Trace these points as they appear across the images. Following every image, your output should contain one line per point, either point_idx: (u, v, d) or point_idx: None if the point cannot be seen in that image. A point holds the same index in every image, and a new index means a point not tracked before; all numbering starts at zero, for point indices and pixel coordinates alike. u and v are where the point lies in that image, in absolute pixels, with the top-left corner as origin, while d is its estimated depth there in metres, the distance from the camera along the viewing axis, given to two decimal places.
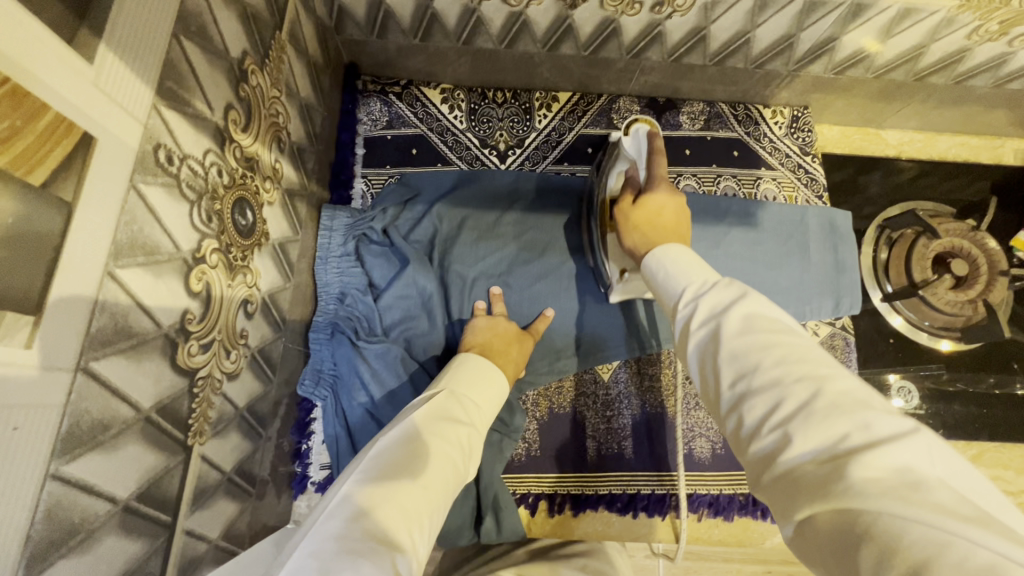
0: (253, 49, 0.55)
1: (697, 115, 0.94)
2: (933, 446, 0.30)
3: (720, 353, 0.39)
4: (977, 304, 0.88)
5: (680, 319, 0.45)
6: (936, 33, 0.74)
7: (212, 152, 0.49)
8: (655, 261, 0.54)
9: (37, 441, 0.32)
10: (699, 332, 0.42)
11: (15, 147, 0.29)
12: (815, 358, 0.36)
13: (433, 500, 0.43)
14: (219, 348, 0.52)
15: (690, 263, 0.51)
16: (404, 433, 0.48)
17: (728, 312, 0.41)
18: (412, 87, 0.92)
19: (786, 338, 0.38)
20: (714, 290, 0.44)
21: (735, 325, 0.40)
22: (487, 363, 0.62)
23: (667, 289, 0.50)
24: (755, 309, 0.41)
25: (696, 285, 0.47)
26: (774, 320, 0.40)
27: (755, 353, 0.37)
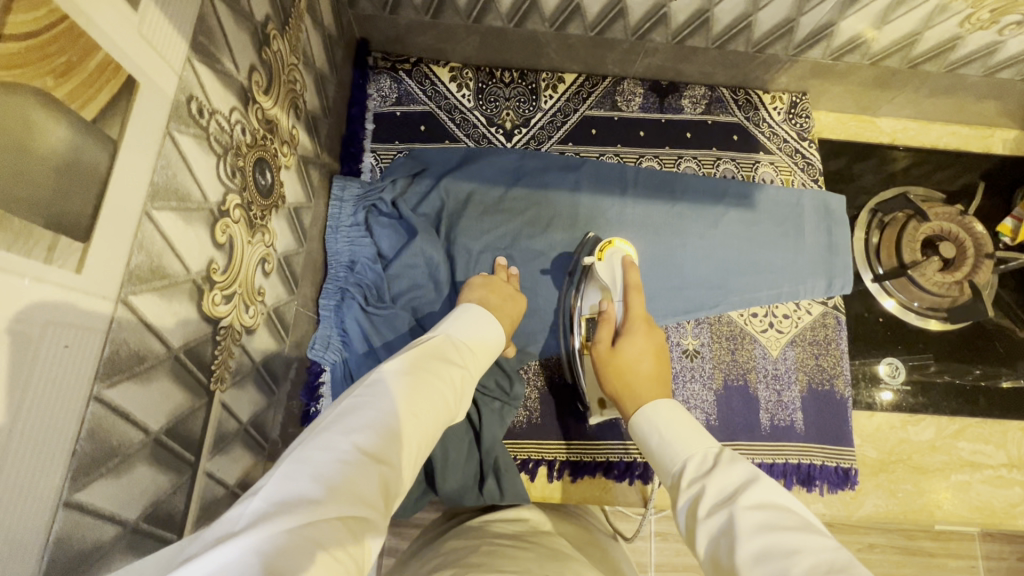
0: (275, 14, 0.57)
1: (698, 99, 0.97)
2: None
3: (738, 555, 0.38)
4: (963, 285, 0.90)
5: (686, 502, 0.45)
6: (931, 20, 0.77)
7: (237, 110, 0.51)
8: (649, 422, 0.55)
9: (82, 362, 0.34)
10: (711, 521, 0.42)
11: (72, 82, 0.31)
12: (836, 556, 0.35)
13: (424, 430, 0.45)
14: (239, 301, 0.54)
15: (679, 422, 0.53)
16: (402, 364, 0.48)
17: (742, 506, 0.41)
18: (421, 65, 0.94)
19: (805, 536, 0.37)
20: (717, 471, 0.45)
21: (749, 521, 0.39)
22: (489, 318, 0.64)
23: (664, 458, 0.51)
24: (764, 498, 0.41)
25: (697, 458, 0.48)
26: (790, 515, 0.40)
27: (776, 559, 0.36)
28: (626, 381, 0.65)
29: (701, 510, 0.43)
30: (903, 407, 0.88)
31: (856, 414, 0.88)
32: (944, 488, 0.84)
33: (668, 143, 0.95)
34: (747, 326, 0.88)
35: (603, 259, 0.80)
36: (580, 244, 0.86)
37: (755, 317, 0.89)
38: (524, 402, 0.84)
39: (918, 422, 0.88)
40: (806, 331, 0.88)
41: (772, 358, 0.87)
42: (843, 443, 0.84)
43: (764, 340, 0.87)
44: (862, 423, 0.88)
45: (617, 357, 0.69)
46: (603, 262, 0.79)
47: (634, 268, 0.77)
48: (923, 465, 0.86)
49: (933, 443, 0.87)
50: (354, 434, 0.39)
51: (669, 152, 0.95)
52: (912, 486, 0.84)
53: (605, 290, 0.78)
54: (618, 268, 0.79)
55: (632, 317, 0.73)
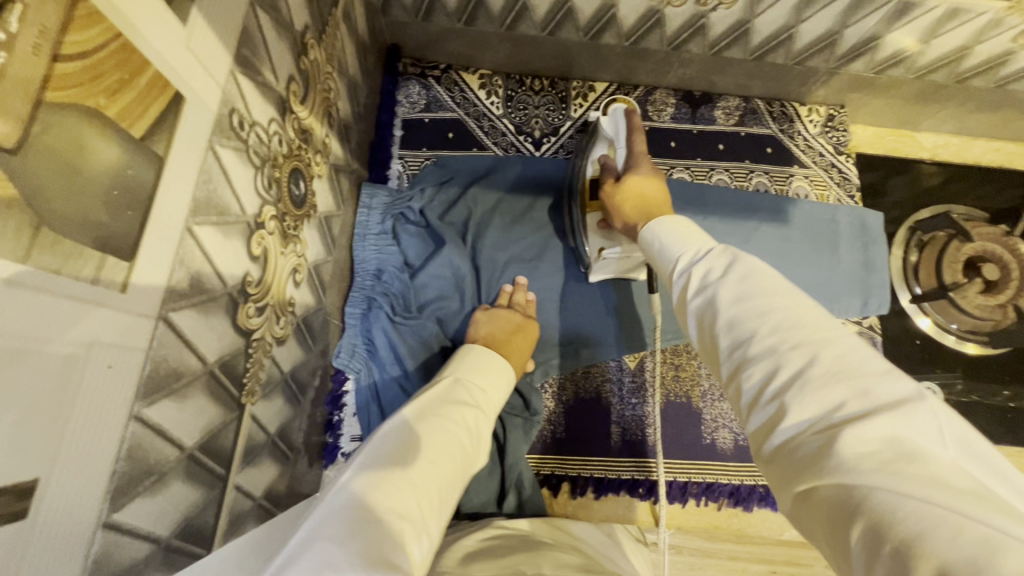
0: (313, 22, 0.57)
1: (732, 110, 0.95)
2: (943, 416, 0.28)
3: (715, 325, 0.37)
4: (1007, 309, 0.86)
5: (677, 294, 0.43)
6: (983, 34, 0.74)
7: (275, 121, 0.51)
8: (651, 232, 0.51)
9: (124, 381, 0.33)
10: (694, 302, 0.40)
11: (123, 99, 0.30)
12: (813, 318, 0.34)
13: (445, 476, 0.45)
14: (272, 313, 0.54)
15: (682, 226, 0.49)
16: (413, 411, 0.49)
17: (723, 279, 0.39)
18: (451, 71, 0.93)
19: (784, 298, 0.36)
20: (709, 257, 0.42)
21: (730, 292, 0.38)
22: (492, 352, 0.64)
23: (665, 257, 0.48)
24: (753, 270, 0.38)
25: (693, 252, 0.45)
26: (774, 281, 0.38)
27: (751, 321, 0.35)
28: (633, 205, 0.63)
29: (689, 292, 0.41)
30: None
31: None
32: None
33: (699, 155, 0.94)
34: None
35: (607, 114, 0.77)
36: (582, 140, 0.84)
37: None
38: (547, 416, 0.83)
39: None
40: None
41: None
42: None
43: None
44: None
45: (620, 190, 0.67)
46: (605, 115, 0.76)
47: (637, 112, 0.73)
48: None
49: None
50: (369, 493, 0.39)
51: (701, 163, 0.93)
52: None
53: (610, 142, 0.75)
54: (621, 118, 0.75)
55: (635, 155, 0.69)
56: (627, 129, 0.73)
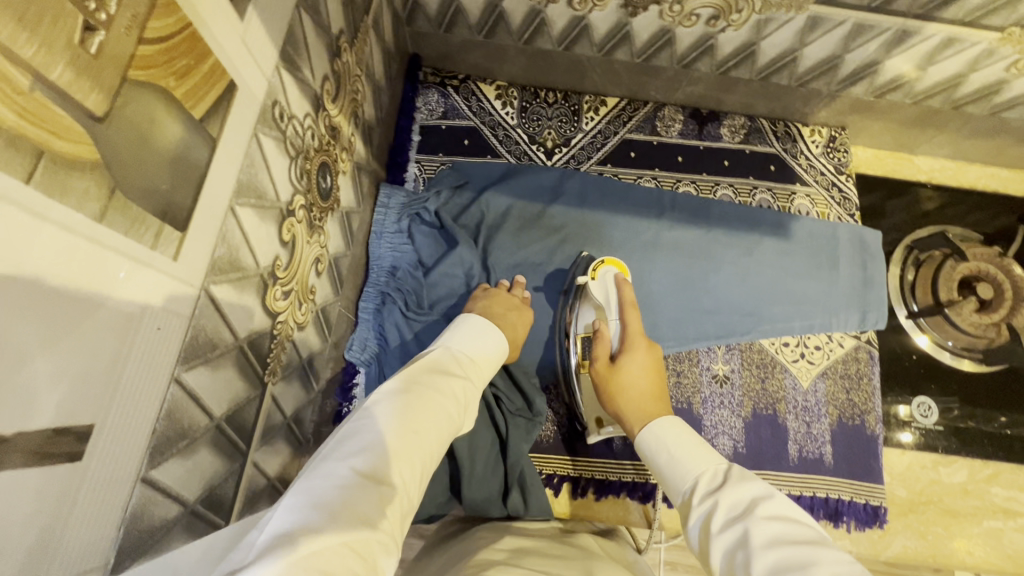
0: (347, 27, 0.60)
1: (737, 128, 0.98)
2: None
3: (754, 567, 0.38)
4: (1000, 327, 0.90)
5: (698, 520, 0.46)
6: (977, 63, 0.78)
7: (309, 116, 0.54)
8: (661, 445, 0.56)
9: (168, 344, 0.36)
10: (725, 537, 0.42)
11: (190, 83, 0.33)
12: (848, 569, 0.36)
13: (430, 443, 0.46)
14: (296, 298, 0.57)
15: (685, 441, 0.55)
16: (402, 380, 0.50)
17: (754, 517, 0.42)
18: (469, 82, 0.97)
19: (820, 550, 0.38)
20: (730, 486, 0.46)
21: (763, 532, 0.40)
22: (489, 325, 0.68)
23: (675, 476, 0.52)
24: (779, 515, 0.42)
25: (708, 475, 0.49)
26: (805, 531, 0.40)
27: (791, 566, 0.37)
28: (626, 400, 0.67)
29: (713, 526, 0.44)
30: (935, 447, 0.87)
31: (887, 451, 0.87)
32: (975, 535, 0.82)
33: (705, 170, 0.97)
34: (778, 355, 0.88)
35: (596, 277, 0.80)
36: (574, 262, 0.86)
37: (787, 346, 0.89)
38: (551, 418, 0.84)
39: (950, 464, 0.87)
40: (837, 363, 0.88)
41: (802, 389, 0.87)
42: (873, 480, 0.83)
43: (795, 370, 0.87)
44: (892, 460, 0.87)
45: (614, 375, 0.70)
46: (595, 280, 0.79)
47: (628, 285, 0.77)
48: (955, 508, 0.84)
49: (965, 487, 0.85)
50: (347, 456, 0.40)
51: (706, 178, 0.96)
52: (942, 529, 0.83)
53: (602, 309, 0.78)
54: (612, 287, 0.78)
55: (628, 336, 0.73)
56: (619, 301, 0.76)
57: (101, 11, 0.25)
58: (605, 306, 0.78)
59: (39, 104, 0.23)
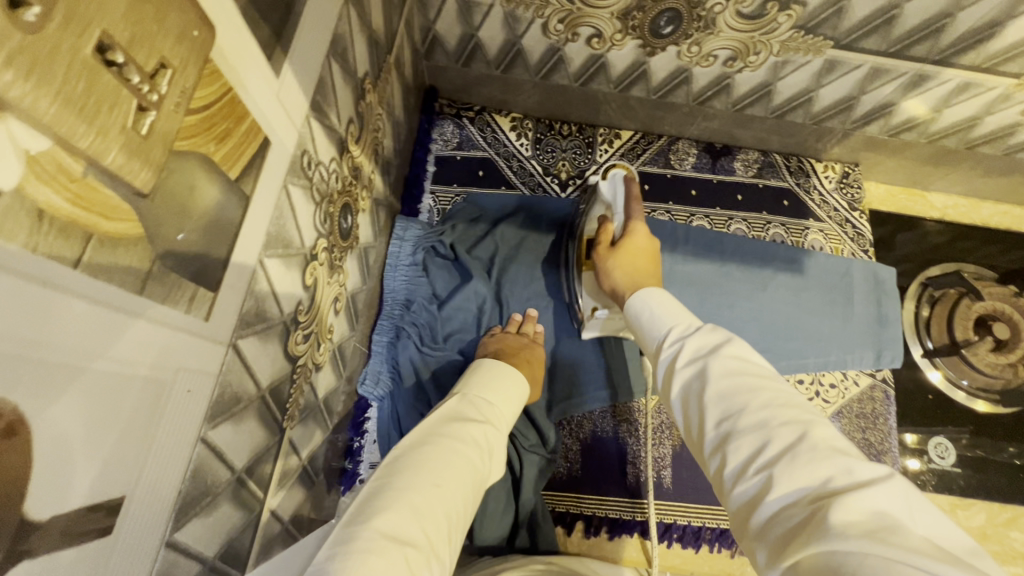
0: (371, 69, 0.61)
1: (751, 163, 0.99)
2: (909, 495, 0.32)
3: (707, 394, 0.42)
4: (1017, 368, 0.89)
5: (665, 361, 0.48)
6: (992, 107, 0.79)
7: (334, 159, 0.54)
8: (641, 301, 0.57)
9: (197, 403, 0.35)
10: (685, 370, 0.45)
11: (227, 146, 0.33)
12: (792, 400, 0.40)
13: (455, 498, 0.46)
14: (315, 339, 0.56)
15: (666, 304, 0.55)
16: (419, 434, 0.50)
17: (716, 353, 0.44)
18: (484, 113, 0.98)
19: (768, 383, 0.41)
20: (699, 333, 0.48)
21: (721, 366, 0.43)
22: (505, 363, 0.67)
23: (651, 329, 0.54)
24: (740, 352, 0.44)
25: (682, 326, 0.50)
26: (758, 366, 0.43)
27: (742, 395, 0.40)
28: (626, 278, 0.66)
29: (678, 364, 0.46)
30: (954, 489, 0.86)
31: None
32: None
33: (719, 204, 0.97)
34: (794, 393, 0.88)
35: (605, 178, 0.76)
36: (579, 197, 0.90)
37: (801, 384, 0.89)
38: (565, 453, 0.83)
39: (968, 507, 0.85)
40: (853, 402, 0.87)
41: None
42: None
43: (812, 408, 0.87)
44: None
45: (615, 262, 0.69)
46: (604, 180, 0.75)
47: (635, 181, 0.74)
48: None
49: (983, 530, 0.84)
50: (368, 520, 0.40)
51: (720, 213, 0.97)
52: None
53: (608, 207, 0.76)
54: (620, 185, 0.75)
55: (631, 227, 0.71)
56: (625, 196, 0.74)
57: (153, 92, 0.25)
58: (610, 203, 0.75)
59: (90, 188, 0.23)
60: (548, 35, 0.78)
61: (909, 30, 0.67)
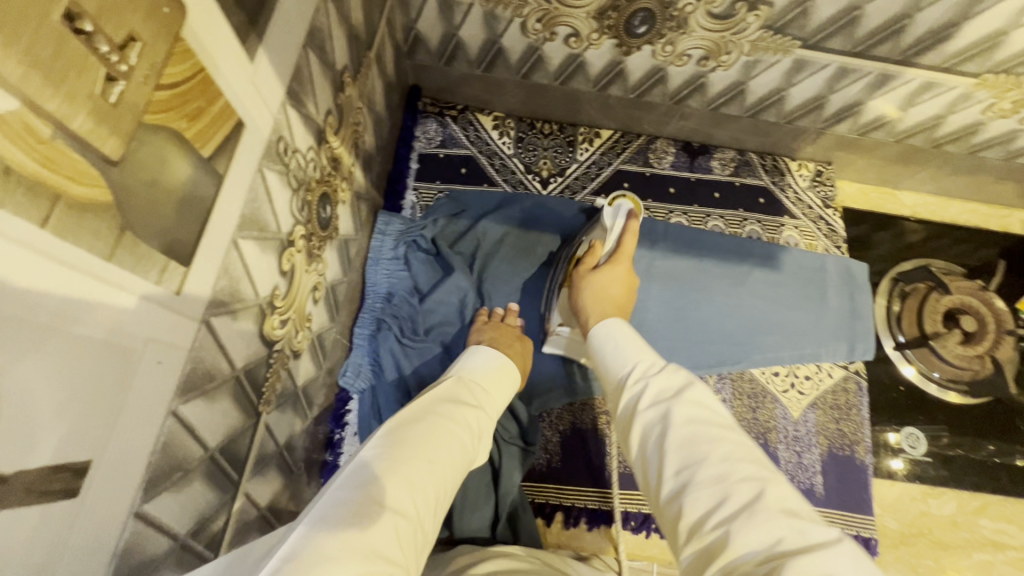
0: (351, 63, 0.62)
1: (728, 161, 1.01)
2: (856, 558, 0.34)
3: (670, 440, 0.43)
4: (984, 359, 0.92)
5: (629, 401, 0.50)
6: (955, 106, 0.81)
7: (312, 148, 0.55)
8: (609, 337, 0.59)
9: (168, 376, 0.36)
10: (647, 414, 0.47)
11: (200, 124, 0.34)
12: (748, 452, 0.41)
13: (445, 474, 0.47)
14: (292, 325, 0.57)
15: (630, 341, 0.58)
16: (416, 410, 0.51)
17: (678, 399, 0.46)
18: (467, 112, 0.99)
19: (727, 432, 0.43)
20: (663, 374, 0.50)
21: (683, 414, 0.44)
22: (500, 355, 0.70)
23: (617, 366, 0.55)
24: (699, 401, 0.46)
25: (648, 365, 0.52)
26: (719, 414, 0.45)
27: (700, 446, 0.42)
28: (593, 304, 0.70)
29: (642, 405, 0.48)
30: (926, 479, 0.87)
31: (876, 482, 0.87)
32: (966, 567, 0.83)
33: (697, 202, 0.99)
34: (768, 385, 0.89)
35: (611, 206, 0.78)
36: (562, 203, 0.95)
37: (776, 376, 0.90)
38: (544, 446, 0.85)
39: (939, 496, 0.87)
40: (827, 394, 0.89)
41: (792, 419, 0.87)
42: (862, 511, 0.83)
43: (786, 400, 0.88)
44: (883, 492, 0.87)
45: (590, 285, 0.73)
46: (610, 207, 0.76)
47: (638, 218, 0.76)
48: (944, 540, 0.85)
49: (954, 518, 0.86)
50: (363, 484, 0.40)
51: (698, 210, 0.99)
52: (932, 562, 0.83)
53: (603, 231, 0.79)
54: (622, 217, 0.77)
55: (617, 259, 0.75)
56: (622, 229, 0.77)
57: (123, 63, 0.26)
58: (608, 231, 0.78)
59: (59, 151, 0.24)
60: (527, 34, 0.80)
61: (872, 30, 0.70)
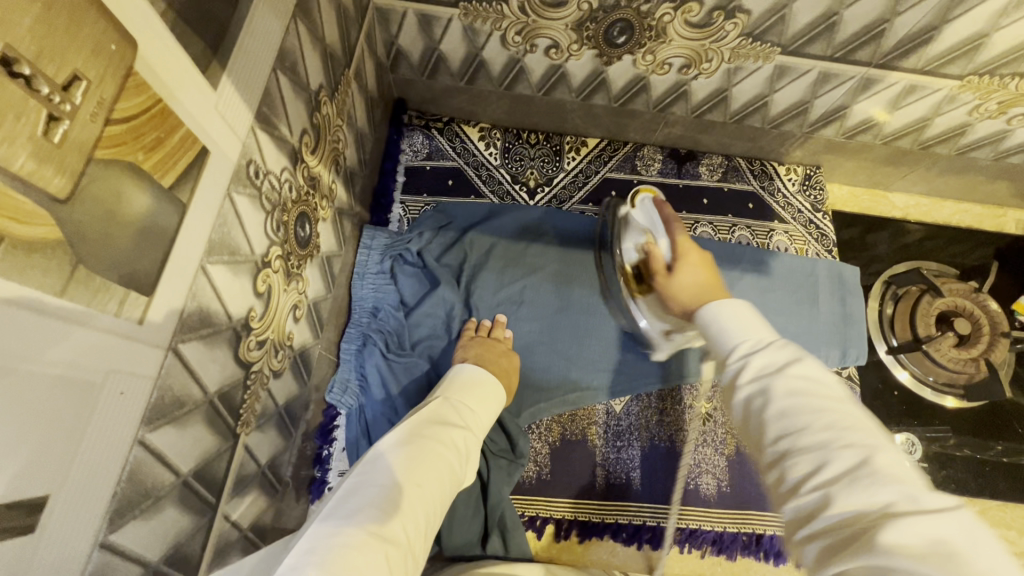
0: (327, 82, 0.63)
1: (715, 167, 1.01)
2: (976, 530, 0.31)
3: (769, 411, 0.41)
4: (979, 362, 0.88)
5: (727, 374, 0.46)
6: (940, 108, 0.81)
7: (287, 170, 0.55)
8: (711, 312, 0.52)
9: (133, 405, 0.36)
10: (747, 388, 0.44)
11: (159, 155, 0.35)
12: (856, 419, 0.39)
13: (432, 496, 0.50)
14: (271, 346, 0.57)
15: (735, 311, 0.51)
16: (404, 434, 0.54)
17: (781, 373, 0.42)
18: (453, 124, 1.00)
19: (834, 402, 0.40)
20: (766, 347, 0.46)
21: (783, 385, 0.42)
22: (485, 372, 0.71)
23: (715, 339, 0.50)
24: (807, 371, 0.42)
25: (750, 340, 0.47)
26: (824, 383, 0.42)
27: (802, 415, 0.39)
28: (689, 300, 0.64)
29: (740, 378, 0.44)
30: None
31: None
32: None
33: (685, 209, 0.99)
34: None
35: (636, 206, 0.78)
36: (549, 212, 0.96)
37: None
38: (534, 457, 0.83)
39: None
40: None
41: None
42: None
43: None
44: None
45: (674, 282, 0.68)
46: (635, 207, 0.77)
47: (667, 206, 0.75)
48: None
49: None
50: (353, 515, 0.44)
51: (686, 216, 0.99)
52: None
53: (648, 231, 0.75)
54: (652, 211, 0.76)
55: (680, 246, 0.70)
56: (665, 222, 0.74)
57: (66, 103, 0.27)
58: (648, 228, 0.75)
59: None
60: (507, 47, 0.80)
61: (851, 35, 0.70)
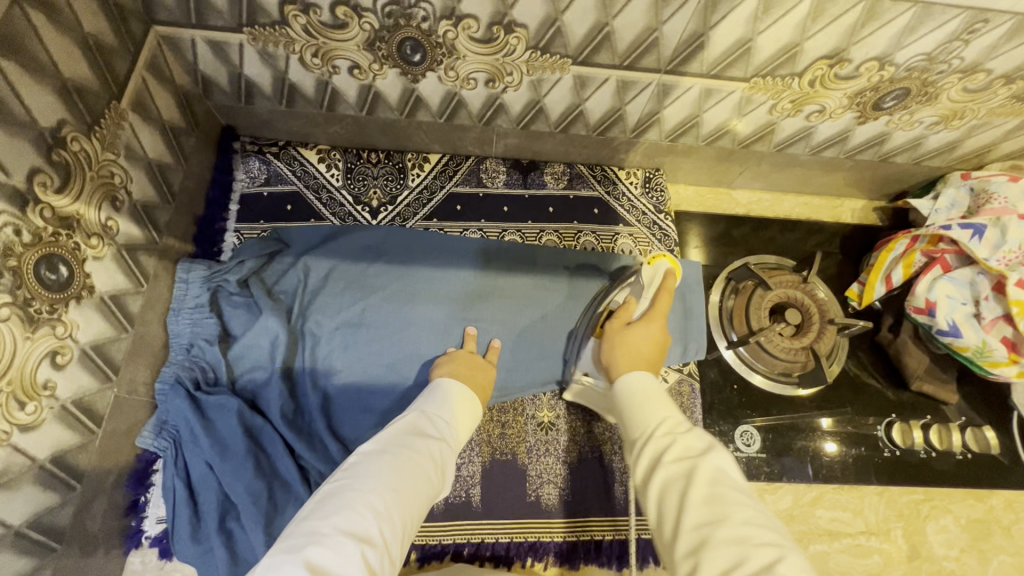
0: (77, 119, 0.60)
1: (560, 175, 1.02)
2: None
3: (691, 494, 0.48)
4: (808, 351, 0.91)
5: (648, 455, 0.55)
6: (742, 109, 0.84)
7: (6, 214, 0.52)
8: (631, 389, 0.64)
9: None
10: (670, 469, 0.52)
11: None
12: (765, 517, 0.46)
13: (410, 500, 0.54)
14: (8, 400, 0.54)
15: (656, 398, 0.62)
16: (382, 446, 0.59)
17: (703, 459, 0.51)
18: (289, 147, 0.98)
19: (748, 498, 0.47)
20: (689, 434, 0.55)
21: (706, 475, 0.49)
22: (460, 387, 0.74)
23: (640, 420, 0.59)
24: (720, 463, 0.51)
25: (670, 422, 0.57)
26: (736, 479, 0.50)
27: (722, 505, 0.46)
28: (624, 355, 0.71)
29: (664, 461, 0.53)
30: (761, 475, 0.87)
31: None
32: None
33: (530, 218, 1.00)
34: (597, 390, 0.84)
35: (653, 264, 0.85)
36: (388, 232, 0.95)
37: None
38: None
39: (775, 491, 0.88)
40: None
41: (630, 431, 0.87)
42: None
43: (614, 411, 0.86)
44: None
45: (624, 334, 0.76)
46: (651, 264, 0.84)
47: (673, 275, 0.82)
48: None
49: (790, 512, 0.87)
50: (332, 517, 0.48)
51: (532, 226, 0.99)
52: None
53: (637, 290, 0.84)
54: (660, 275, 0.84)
55: (652, 313, 0.78)
56: (659, 287, 0.82)
57: None
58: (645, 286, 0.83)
59: None
60: (311, 69, 0.79)
61: (628, 45, 0.71)
